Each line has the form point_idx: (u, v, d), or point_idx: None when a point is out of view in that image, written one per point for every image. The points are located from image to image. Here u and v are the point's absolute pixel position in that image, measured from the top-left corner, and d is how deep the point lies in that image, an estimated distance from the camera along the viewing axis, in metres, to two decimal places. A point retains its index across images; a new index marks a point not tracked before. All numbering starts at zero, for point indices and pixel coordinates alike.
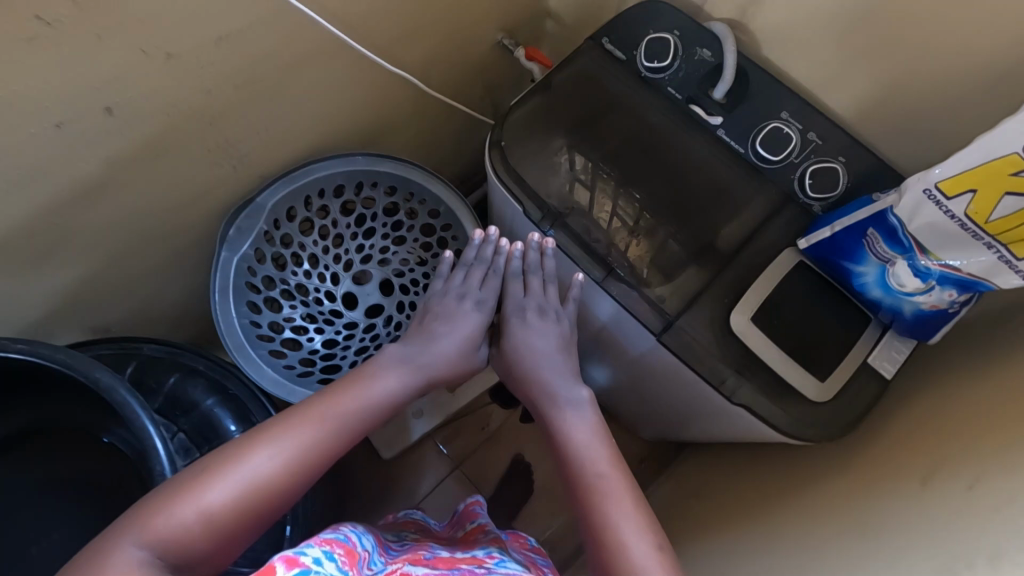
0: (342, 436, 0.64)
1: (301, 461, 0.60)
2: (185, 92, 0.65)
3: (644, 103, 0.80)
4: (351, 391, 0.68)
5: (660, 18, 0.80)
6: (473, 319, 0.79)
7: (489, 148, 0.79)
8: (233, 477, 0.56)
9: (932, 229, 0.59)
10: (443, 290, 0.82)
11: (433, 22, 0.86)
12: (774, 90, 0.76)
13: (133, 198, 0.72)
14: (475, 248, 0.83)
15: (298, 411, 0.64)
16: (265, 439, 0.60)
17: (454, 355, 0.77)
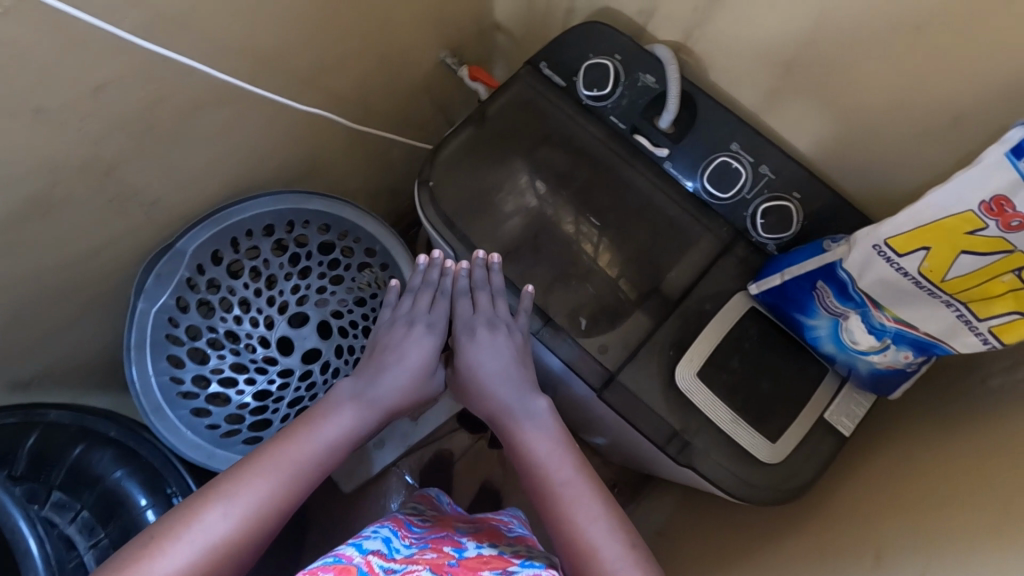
0: (301, 477, 0.58)
1: (259, 515, 0.53)
2: (65, 146, 0.59)
3: (587, 134, 0.74)
4: (303, 428, 0.61)
5: (599, 41, 0.73)
6: (422, 344, 0.71)
7: (418, 187, 0.73)
8: (184, 545, 0.49)
9: (884, 286, 0.53)
10: (391, 318, 0.74)
11: (359, 47, 0.80)
12: (723, 117, 0.69)
13: (26, 257, 0.67)
14: (420, 270, 0.75)
15: (246, 461, 0.57)
16: (212, 498, 0.53)
17: (405, 382, 0.69)
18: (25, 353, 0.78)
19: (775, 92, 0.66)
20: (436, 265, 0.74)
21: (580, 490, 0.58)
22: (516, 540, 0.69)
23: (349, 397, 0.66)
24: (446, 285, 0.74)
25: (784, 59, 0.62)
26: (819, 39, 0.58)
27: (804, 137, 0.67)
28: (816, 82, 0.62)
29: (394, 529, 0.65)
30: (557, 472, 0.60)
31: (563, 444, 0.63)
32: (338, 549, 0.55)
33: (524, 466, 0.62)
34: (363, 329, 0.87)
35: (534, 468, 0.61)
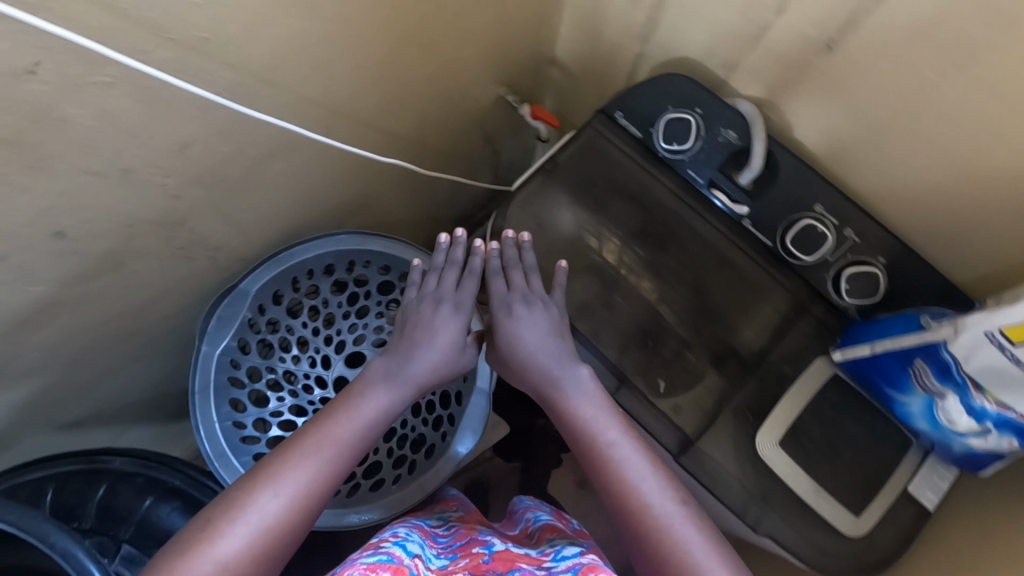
0: (347, 453, 0.56)
1: (309, 494, 0.52)
2: (142, 202, 0.58)
3: (663, 189, 0.74)
4: (343, 408, 0.59)
5: (678, 94, 0.71)
6: (453, 321, 0.67)
7: (491, 239, 0.74)
8: (239, 529, 0.47)
9: (994, 372, 0.51)
10: (417, 298, 0.69)
11: (423, 88, 0.79)
12: (806, 175, 0.68)
13: (95, 306, 0.66)
14: (445, 249, 0.71)
15: (286, 444, 0.55)
16: (260, 480, 0.51)
17: (436, 355, 0.65)
18: (82, 393, 0.77)
19: (863, 156, 0.64)
20: (459, 244, 0.71)
21: (636, 464, 0.56)
22: (538, 534, 0.66)
23: (385, 372, 0.63)
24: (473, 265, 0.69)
25: (878, 124, 0.61)
26: (920, 110, 0.56)
27: (890, 201, 0.65)
28: (910, 150, 0.60)
29: (422, 535, 0.62)
30: (611, 451, 0.57)
31: (606, 407, 0.61)
32: (386, 547, 0.53)
33: (571, 435, 0.61)
34: None
35: (583, 437, 0.59)
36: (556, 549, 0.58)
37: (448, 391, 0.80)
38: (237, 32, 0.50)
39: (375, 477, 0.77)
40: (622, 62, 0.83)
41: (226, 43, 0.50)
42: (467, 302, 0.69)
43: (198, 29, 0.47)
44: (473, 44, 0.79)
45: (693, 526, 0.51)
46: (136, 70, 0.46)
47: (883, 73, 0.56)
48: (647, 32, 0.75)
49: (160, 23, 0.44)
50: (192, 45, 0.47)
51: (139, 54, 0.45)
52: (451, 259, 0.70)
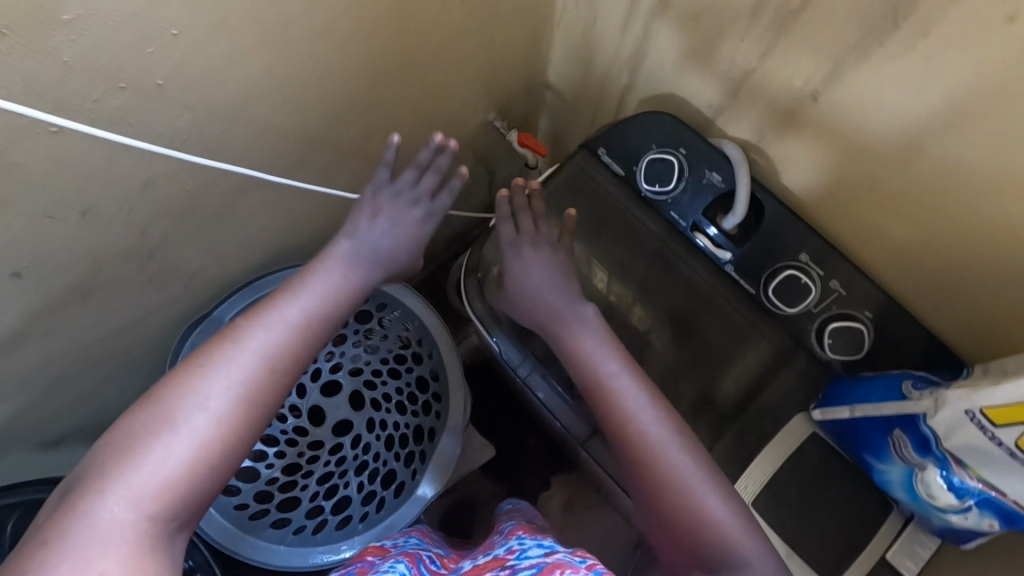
0: (294, 340, 0.54)
1: (260, 383, 0.50)
2: (110, 240, 0.57)
3: (644, 230, 0.71)
4: (277, 301, 0.56)
5: (662, 133, 0.69)
6: (419, 224, 0.66)
7: (466, 280, 0.71)
8: (189, 426, 0.46)
9: (974, 451, 0.49)
10: (391, 189, 0.65)
11: (406, 116, 0.76)
12: (793, 223, 0.65)
13: (64, 337, 0.65)
14: (430, 150, 0.66)
15: (218, 341, 0.52)
16: (198, 377, 0.49)
17: (390, 245, 0.65)
18: (59, 417, 0.77)
19: (853, 208, 0.61)
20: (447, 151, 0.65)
21: (634, 397, 0.60)
22: (507, 533, 0.64)
23: (333, 260, 0.62)
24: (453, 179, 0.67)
25: (869, 177, 0.57)
26: (912, 168, 0.53)
27: (906, 219, 0.57)
28: (900, 206, 0.57)
29: (408, 565, 0.59)
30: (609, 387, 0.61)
31: (609, 343, 0.63)
32: None
33: (577, 369, 0.63)
34: (396, 402, 0.82)
35: (587, 371, 0.62)
36: (522, 546, 0.55)
37: (421, 427, 0.81)
38: (196, 74, 0.48)
39: (344, 513, 0.78)
40: (612, 93, 0.80)
41: (183, 86, 0.48)
42: (437, 212, 0.68)
43: (153, 75, 0.45)
44: (458, 73, 0.76)
45: (684, 451, 0.57)
46: (87, 118, 0.44)
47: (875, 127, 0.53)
48: (635, 65, 0.72)
49: (110, 71, 0.43)
50: (147, 91, 0.46)
51: (89, 104, 0.44)
52: (433, 166, 0.67)
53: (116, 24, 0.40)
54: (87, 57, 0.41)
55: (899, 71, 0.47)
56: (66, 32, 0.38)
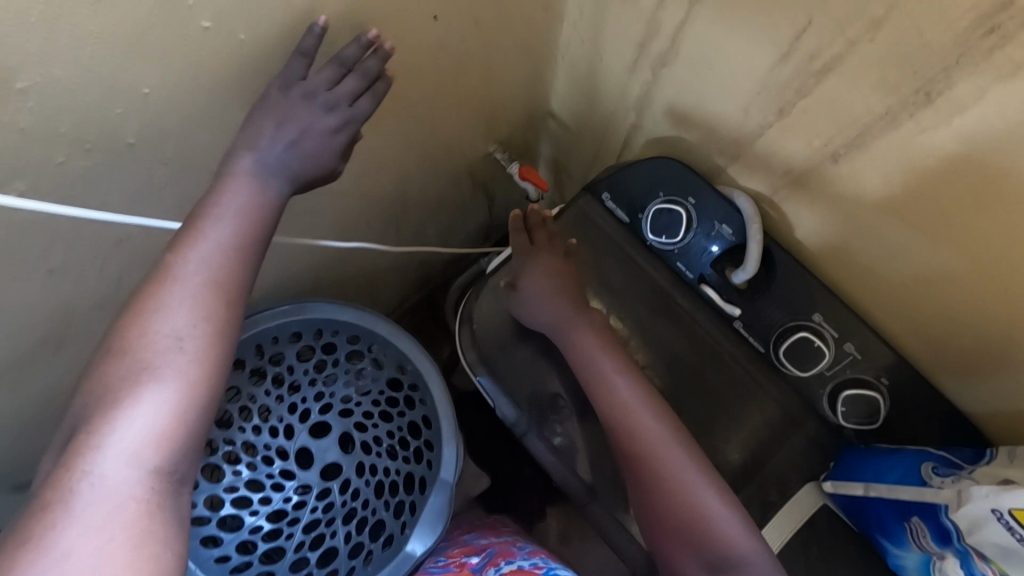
0: (237, 261, 0.46)
1: (212, 318, 0.44)
2: (82, 293, 0.54)
3: (649, 282, 0.67)
4: (198, 224, 0.46)
5: (670, 180, 0.65)
6: (333, 135, 0.49)
7: (458, 329, 0.68)
8: (153, 378, 0.41)
9: (1000, 549, 0.45)
10: (299, 90, 0.46)
11: (400, 153, 0.73)
12: (807, 282, 0.61)
13: (36, 387, 0.62)
14: (355, 46, 0.48)
15: (149, 280, 0.44)
16: (143, 326, 0.43)
17: (291, 157, 0.48)
18: (34, 461, 0.73)
19: (871, 273, 0.57)
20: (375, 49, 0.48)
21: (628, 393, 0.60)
22: (528, 548, 0.78)
23: (235, 176, 0.47)
24: (376, 83, 0.50)
25: (890, 244, 0.53)
26: (938, 240, 0.49)
27: (959, 245, 0.48)
28: (921, 274, 0.53)
29: None
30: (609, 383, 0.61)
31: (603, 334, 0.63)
32: None
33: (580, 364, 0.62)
34: (386, 447, 0.78)
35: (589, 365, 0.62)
36: None
37: (411, 475, 0.78)
38: (170, 131, 0.44)
39: (331, 565, 0.75)
40: (618, 129, 0.77)
41: (156, 144, 0.44)
42: (357, 123, 0.50)
43: (122, 134, 0.42)
44: (457, 109, 0.73)
45: (681, 449, 0.57)
46: (49, 181, 0.41)
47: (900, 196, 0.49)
48: (644, 104, 0.68)
49: (72, 135, 0.39)
50: (116, 151, 0.43)
51: (51, 167, 0.40)
52: (358, 67, 0.48)
53: (79, 88, 0.37)
54: (46, 121, 0.37)
55: (934, 145, 0.43)
56: (20, 99, 0.35)
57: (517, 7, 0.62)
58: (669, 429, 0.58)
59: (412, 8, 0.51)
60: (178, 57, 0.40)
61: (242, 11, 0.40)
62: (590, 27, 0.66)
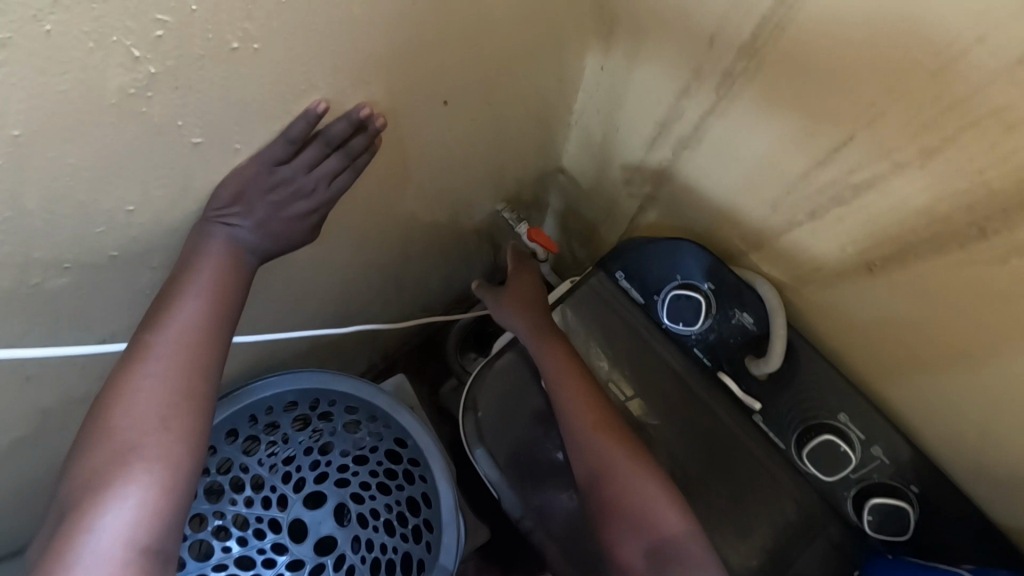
0: (217, 322, 0.43)
1: (191, 385, 0.40)
2: (66, 395, 0.50)
3: (664, 369, 0.63)
4: (171, 295, 0.41)
5: (686, 265, 0.62)
6: (307, 217, 0.45)
7: (462, 416, 0.64)
8: (133, 461, 0.38)
9: None
10: (276, 173, 0.41)
11: (407, 223, 0.69)
12: (832, 382, 0.57)
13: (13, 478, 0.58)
14: (345, 124, 0.42)
15: (121, 359, 0.41)
16: (112, 411, 0.38)
17: (260, 235, 0.44)
18: (17, 539, 0.70)
19: (904, 379, 0.53)
20: (364, 131, 0.43)
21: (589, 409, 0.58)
22: None
23: (206, 245, 0.42)
24: (358, 157, 0.45)
25: (927, 357, 0.50)
26: (981, 361, 0.46)
27: (1004, 367, 0.44)
28: (959, 389, 0.49)
29: None
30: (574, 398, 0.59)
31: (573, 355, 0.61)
32: None
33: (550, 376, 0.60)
34: (383, 522, 0.73)
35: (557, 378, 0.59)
36: None
37: (408, 555, 0.73)
38: (157, 239, 0.41)
39: None
40: (632, 198, 0.73)
41: (141, 253, 0.41)
42: (330, 204, 0.46)
43: (105, 249, 0.39)
44: (468, 178, 0.69)
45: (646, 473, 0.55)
46: (25, 302, 0.38)
47: (940, 314, 0.45)
48: (661, 179, 0.65)
49: (47, 258, 0.36)
50: (100, 265, 0.39)
51: (27, 288, 0.37)
52: (343, 147, 0.43)
53: (56, 215, 0.34)
54: (20, 248, 0.34)
55: (985, 274, 0.40)
56: None
57: (532, 83, 0.59)
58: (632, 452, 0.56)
59: (421, 99, 0.48)
60: (167, 173, 0.36)
61: (235, 124, 0.36)
62: (607, 100, 0.63)
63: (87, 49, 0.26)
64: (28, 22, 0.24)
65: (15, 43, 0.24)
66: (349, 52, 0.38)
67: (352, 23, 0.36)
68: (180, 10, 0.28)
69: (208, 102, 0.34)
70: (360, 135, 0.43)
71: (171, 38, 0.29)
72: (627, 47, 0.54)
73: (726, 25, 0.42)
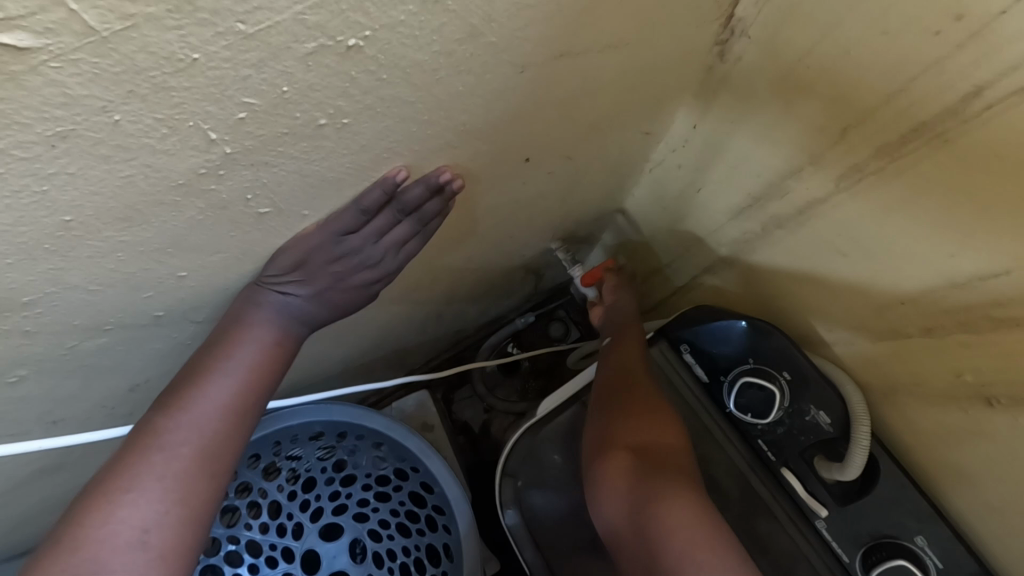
0: (237, 422, 0.38)
1: (198, 483, 0.36)
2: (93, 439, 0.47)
3: (724, 460, 0.58)
4: (201, 374, 0.38)
5: (761, 349, 0.57)
6: (368, 286, 0.42)
7: (501, 480, 0.61)
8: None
9: None
10: (342, 244, 0.37)
11: (458, 265, 0.64)
12: (911, 498, 0.52)
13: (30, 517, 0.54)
14: (423, 193, 0.37)
15: (124, 446, 0.36)
16: (101, 512, 0.33)
17: (316, 302, 0.40)
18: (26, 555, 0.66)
19: (1005, 517, 0.47)
20: (439, 198, 0.38)
21: (632, 401, 0.53)
22: None
23: (253, 318, 0.38)
24: (431, 222, 0.40)
25: None
26: None
27: None
28: None
29: None
30: (619, 388, 0.55)
31: (631, 361, 0.57)
32: None
33: (605, 370, 0.58)
34: (399, 565, 0.68)
35: (608, 373, 0.57)
36: None
37: None
38: (205, 298, 0.37)
39: None
40: (700, 257, 0.67)
41: (187, 311, 0.37)
42: (396, 273, 0.42)
43: (150, 309, 0.35)
44: (528, 223, 0.64)
45: (668, 473, 0.47)
46: (56, 360, 0.34)
47: None
48: (740, 249, 0.59)
49: (88, 322, 0.32)
50: (140, 324, 0.35)
51: (60, 349, 0.33)
52: (416, 212, 0.39)
53: (101, 287, 0.30)
54: (60, 317, 0.30)
55: None
56: (27, 310, 0.28)
57: (616, 136, 0.53)
58: (660, 447, 0.49)
59: (504, 157, 0.44)
60: (224, 241, 0.32)
61: (306, 193, 0.32)
62: (693, 160, 0.57)
63: (159, 135, 0.22)
64: (97, 113, 0.20)
65: (78, 134, 0.20)
66: (441, 121, 0.33)
67: (450, 94, 0.31)
68: (271, 93, 0.24)
69: (284, 176, 0.29)
70: (434, 202, 0.38)
71: (255, 119, 0.25)
72: (730, 115, 0.49)
73: (873, 119, 0.37)
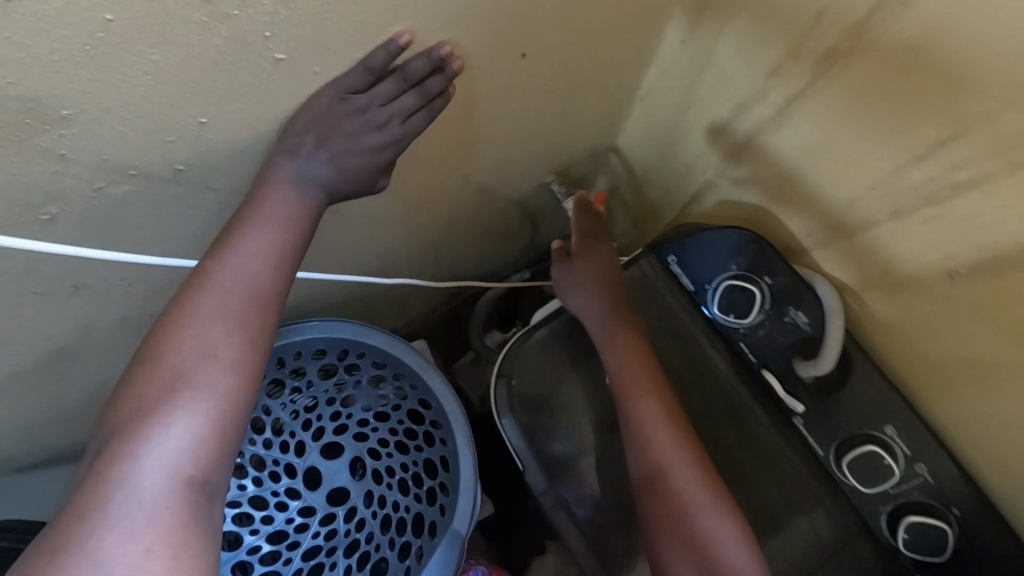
0: (278, 269, 0.42)
1: (250, 320, 0.40)
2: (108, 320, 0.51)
3: (710, 365, 0.62)
4: (238, 227, 0.41)
5: (747, 255, 0.58)
6: (379, 152, 0.43)
7: (496, 382, 0.63)
8: (182, 386, 0.37)
9: None
10: (353, 107, 0.40)
11: (457, 186, 0.67)
12: (882, 391, 0.55)
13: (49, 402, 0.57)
14: (427, 64, 0.40)
15: (184, 287, 0.41)
16: (173, 337, 0.39)
17: (329, 166, 0.42)
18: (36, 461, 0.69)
19: (967, 399, 0.50)
20: (443, 74, 0.41)
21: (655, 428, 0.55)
22: None
23: (274, 182, 0.41)
24: (435, 100, 0.42)
25: (996, 378, 0.47)
26: None
27: None
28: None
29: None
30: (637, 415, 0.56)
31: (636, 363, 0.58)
32: None
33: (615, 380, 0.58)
34: (399, 481, 0.70)
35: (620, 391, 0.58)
36: None
37: (420, 517, 0.69)
38: (222, 160, 0.40)
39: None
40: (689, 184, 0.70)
41: (206, 172, 0.40)
42: (406, 141, 0.43)
43: (171, 160, 0.37)
44: (526, 145, 0.66)
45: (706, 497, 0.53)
46: (83, 201, 0.36)
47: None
48: (727, 168, 0.62)
49: (117, 160, 0.35)
50: (162, 177, 0.38)
51: (89, 190, 0.36)
52: (420, 85, 0.41)
53: (130, 118, 0.32)
54: (93, 145, 0.33)
55: None
56: (65, 128, 0.31)
57: (610, 51, 0.56)
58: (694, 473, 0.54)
59: (502, 51, 0.46)
60: (243, 88, 0.35)
61: (320, 44, 0.35)
62: (682, 80, 0.60)
63: None
64: None
65: None
66: None
67: None
68: None
69: (300, 16, 0.32)
70: (440, 79, 0.41)
71: None
72: (717, 25, 0.52)
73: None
